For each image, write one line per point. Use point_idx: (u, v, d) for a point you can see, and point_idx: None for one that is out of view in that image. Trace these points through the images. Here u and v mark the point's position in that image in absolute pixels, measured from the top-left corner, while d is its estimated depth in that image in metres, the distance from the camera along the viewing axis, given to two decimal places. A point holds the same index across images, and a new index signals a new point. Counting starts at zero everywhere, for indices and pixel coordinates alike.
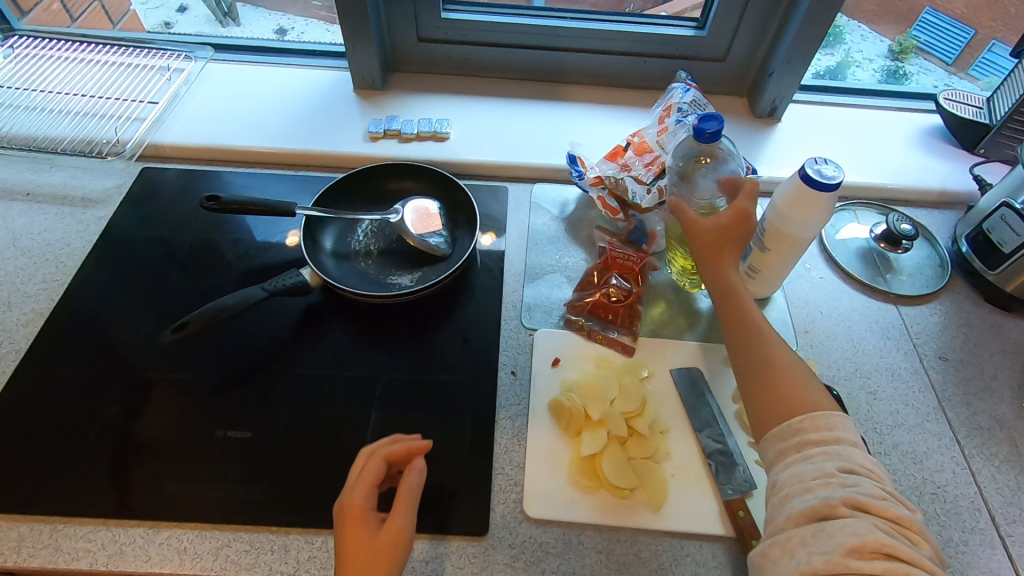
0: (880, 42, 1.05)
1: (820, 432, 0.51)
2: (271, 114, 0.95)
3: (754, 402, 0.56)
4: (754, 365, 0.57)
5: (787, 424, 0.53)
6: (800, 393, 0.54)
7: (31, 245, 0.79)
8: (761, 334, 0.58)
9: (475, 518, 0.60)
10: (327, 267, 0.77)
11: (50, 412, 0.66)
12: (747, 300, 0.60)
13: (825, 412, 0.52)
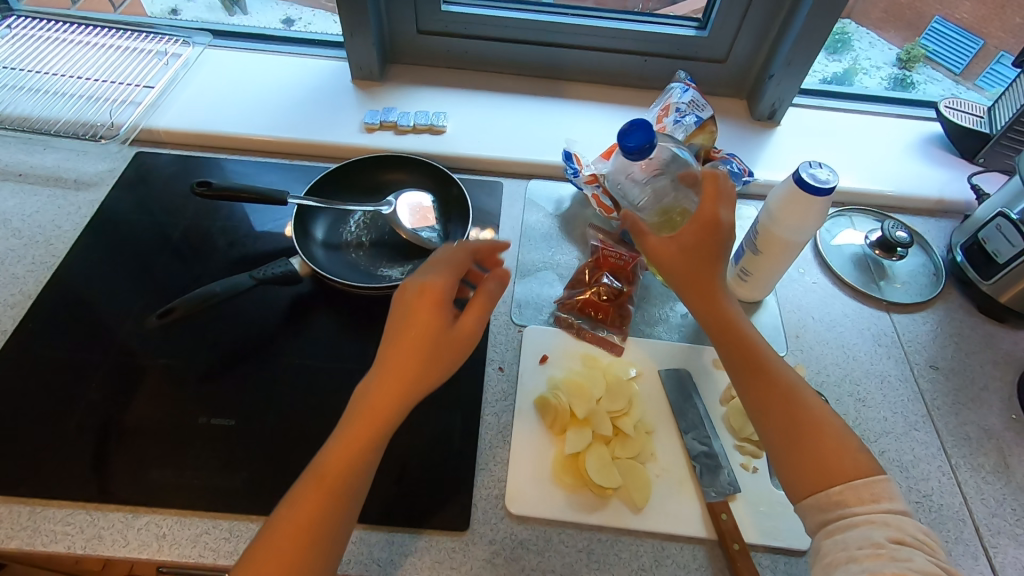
0: (888, 50, 1.05)
1: (866, 505, 0.48)
2: (268, 103, 0.94)
3: (786, 465, 0.52)
4: (779, 422, 0.53)
5: (825, 494, 0.50)
6: (833, 457, 0.51)
7: (21, 225, 0.78)
8: (778, 386, 0.54)
9: (456, 513, 0.60)
10: (318, 257, 0.77)
11: (33, 394, 0.65)
12: (750, 339, 0.56)
13: (866, 479, 0.49)
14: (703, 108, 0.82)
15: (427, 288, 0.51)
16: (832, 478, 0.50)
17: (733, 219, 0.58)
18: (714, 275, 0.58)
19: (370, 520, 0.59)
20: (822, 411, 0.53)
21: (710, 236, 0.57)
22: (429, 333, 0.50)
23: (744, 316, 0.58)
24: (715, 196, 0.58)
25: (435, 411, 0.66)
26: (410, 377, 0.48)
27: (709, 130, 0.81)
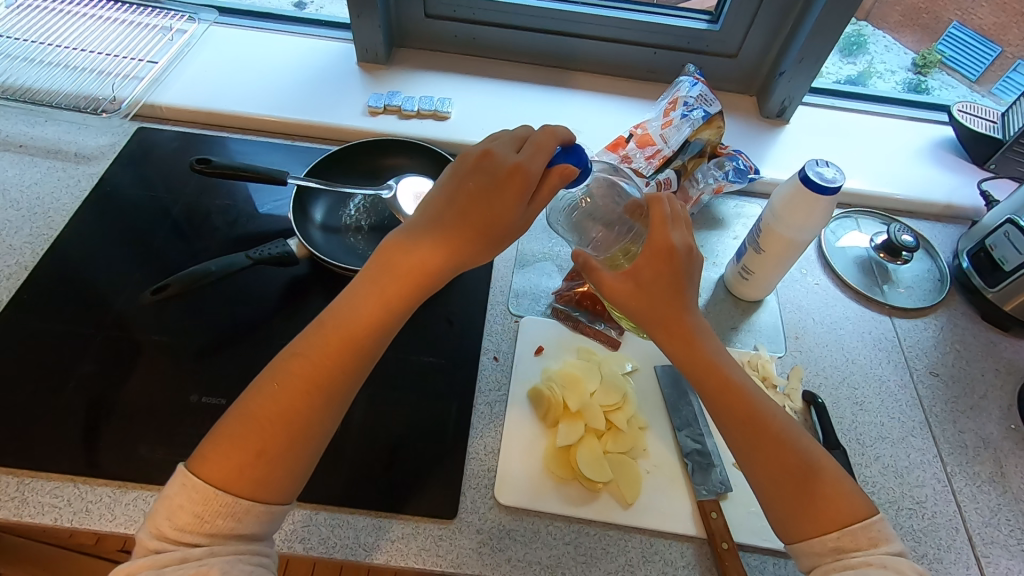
0: (903, 54, 1.03)
1: (864, 549, 0.49)
2: (271, 82, 0.93)
3: (785, 510, 0.51)
4: (776, 468, 0.52)
5: (824, 540, 0.49)
6: (828, 501, 0.50)
7: (19, 196, 0.78)
8: (767, 428, 0.53)
9: (444, 501, 0.59)
10: (316, 240, 0.76)
11: (25, 365, 0.65)
12: (729, 378, 0.54)
13: (863, 522, 0.50)
14: (711, 103, 0.80)
15: (519, 164, 0.52)
16: (829, 522, 0.50)
17: (685, 241, 0.56)
18: (679, 308, 0.55)
19: (358, 504, 0.58)
20: (806, 448, 0.53)
21: (667, 267, 0.55)
22: (492, 205, 0.52)
23: (722, 352, 0.55)
24: (660, 223, 0.56)
25: (427, 398, 0.66)
26: (450, 252, 0.53)
27: (716, 125, 0.81)
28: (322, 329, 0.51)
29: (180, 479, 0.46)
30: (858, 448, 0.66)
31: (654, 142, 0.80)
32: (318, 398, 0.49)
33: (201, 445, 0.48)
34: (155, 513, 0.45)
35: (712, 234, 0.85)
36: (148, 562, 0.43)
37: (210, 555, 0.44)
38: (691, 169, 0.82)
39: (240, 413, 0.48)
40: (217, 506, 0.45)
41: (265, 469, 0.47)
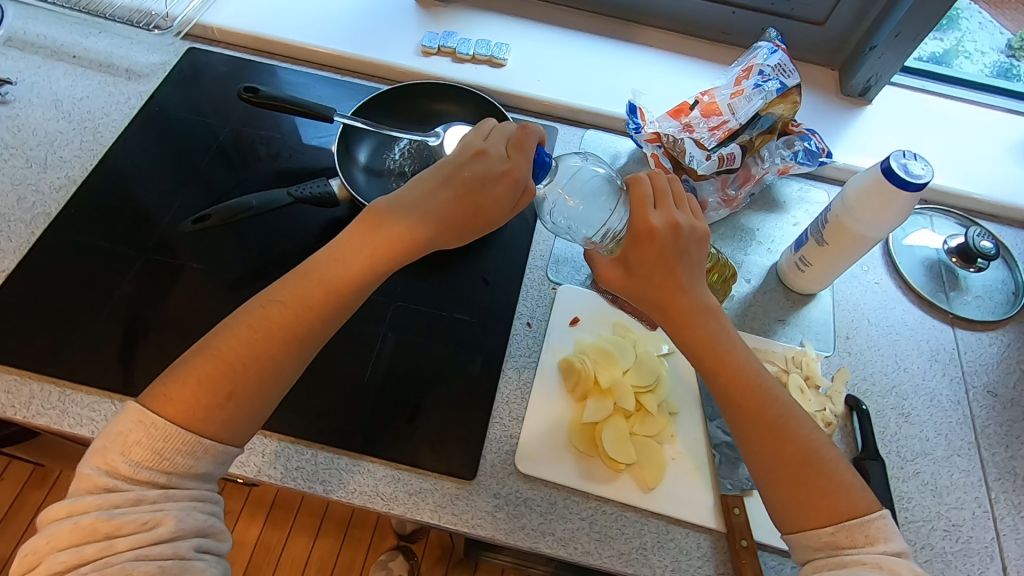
0: (998, 34, 0.95)
1: (859, 547, 0.47)
2: (325, 11, 0.89)
3: (782, 499, 0.50)
4: (770, 455, 0.50)
5: (818, 534, 0.48)
6: (831, 495, 0.49)
7: (72, 109, 0.77)
8: (765, 423, 0.51)
9: (465, 461, 0.59)
10: (358, 182, 0.74)
11: (69, 280, 0.66)
12: (732, 365, 0.52)
13: (859, 519, 0.48)
14: (789, 74, 0.74)
15: (510, 168, 0.53)
16: (825, 515, 0.48)
17: (671, 219, 0.53)
18: (675, 289, 0.53)
19: (379, 454, 0.59)
20: (806, 433, 0.51)
21: (652, 249, 0.52)
22: (482, 197, 0.53)
23: (724, 331, 0.53)
24: (641, 202, 0.54)
25: (455, 357, 0.65)
26: (440, 229, 0.53)
27: (791, 99, 0.74)
28: (302, 281, 0.51)
29: (137, 416, 0.47)
30: (897, 461, 0.63)
31: (720, 113, 0.75)
32: (293, 347, 0.50)
33: (162, 384, 0.48)
34: (105, 447, 0.46)
35: (770, 217, 0.80)
36: (98, 501, 0.44)
37: (168, 497, 0.45)
38: (758, 146, 0.76)
39: (208, 355, 0.49)
40: (179, 444, 0.46)
41: (233, 410, 0.48)
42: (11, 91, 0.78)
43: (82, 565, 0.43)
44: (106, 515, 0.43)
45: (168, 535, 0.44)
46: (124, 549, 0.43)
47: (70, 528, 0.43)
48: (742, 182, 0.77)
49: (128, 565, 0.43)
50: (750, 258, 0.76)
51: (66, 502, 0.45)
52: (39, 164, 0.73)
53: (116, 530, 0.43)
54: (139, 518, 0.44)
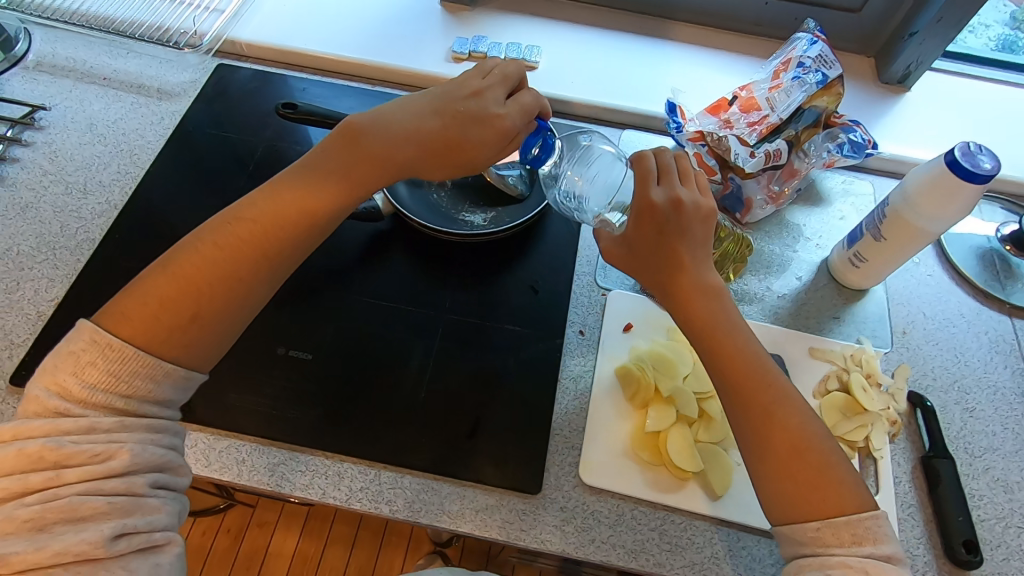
0: (1003, 7, 0.91)
1: (846, 547, 0.45)
2: (351, 21, 0.88)
3: (769, 484, 0.48)
4: (759, 435, 0.49)
5: (803, 528, 0.46)
6: (822, 489, 0.46)
7: (107, 132, 0.77)
8: (758, 404, 0.49)
9: (530, 476, 0.58)
10: (400, 195, 0.73)
11: None
12: (727, 345, 0.51)
13: (849, 517, 0.45)
14: (830, 66, 0.72)
15: (502, 113, 0.55)
16: (813, 510, 0.46)
17: (676, 194, 0.52)
18: (676, 265, 0.52)
19: (441, 472, 0.58)
20: (800, 422, 0.49)
21: (651, 227, 0.53)
22: (461, 131, 0.54)
23: (728, 311, 0.52)
24: (642, 178, 0.54)
25: (510, 371, 0.64)
26: (415, 157, 0.54)
27: (834, 92, 0.72)
28: (274, 199, 0.51)
29: (90, 335, 0.45)
30: (965, 458, 0.62)
31: (760, 107, 0.74)
32: (262, 266, 0.50)
33: (119, 302, 0.47)
34: (55, 367, 0.44)
35: (814, 212, 0.79)
36: (46, 427, 0.42)
37: (123, 426, 0.43)
38: (803, 140, 0.74)
39: (169, 271, 0.48)
40: (136, 366, 0.45)
41: (194, 334, 0.48)
42: (45, 117, 0.77)
43: (26, 495, 0.40)
44: (54, 443, 0.41)
45: (123, 468, 0.42)
46: (73, 481, 0.41)
47: (13, 454, 0.41)
48: (786, 177, 0.75)
49: (75, 499, 0.40)
50: (799, 254, 0.75)
51: (11, 425, 0.42)
52: (79, 189, 0.72)
53: (65, 459, 0.41)
54: (92, 448, 0.42)
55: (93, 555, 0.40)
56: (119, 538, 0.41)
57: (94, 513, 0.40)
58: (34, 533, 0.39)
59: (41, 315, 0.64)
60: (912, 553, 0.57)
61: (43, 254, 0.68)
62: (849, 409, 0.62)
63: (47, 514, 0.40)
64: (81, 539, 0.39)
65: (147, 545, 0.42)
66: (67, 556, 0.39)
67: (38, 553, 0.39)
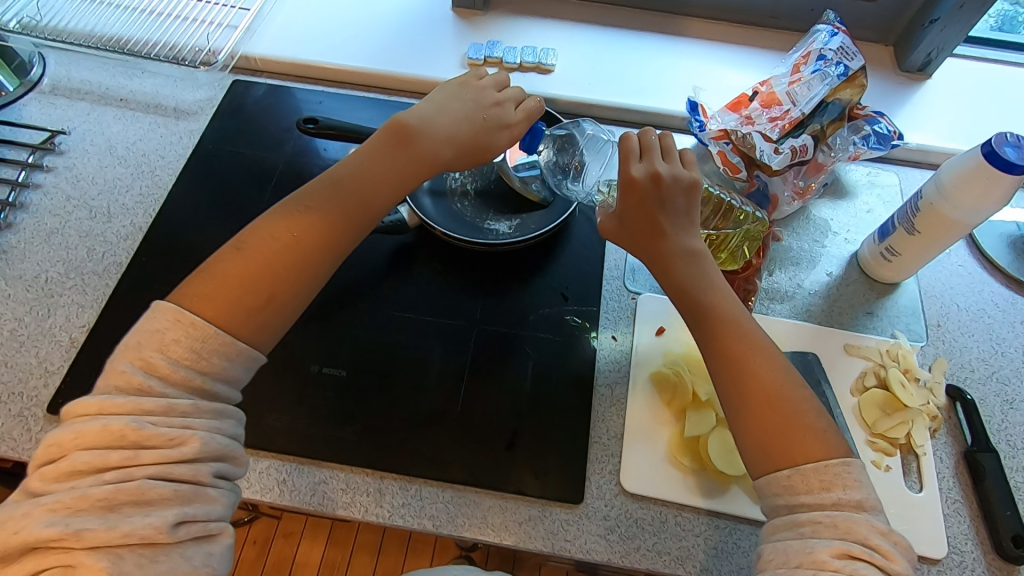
0: None
1: (814, 493, 0.45)
2: (363, 31, 0.88)
3: (741, 431, 0.49)
4: (732, 384, 0.51)
5: (774, 477, 0.47)
6: (792, 434, 0.47)
7: (127, 153, 0.77)
8: (733, 356, 0.51)
9: (572, 486, 0.58)
10: (425, 207, 0.73)
11: None
12: (704, 303, 0.54)
13: (815, 464, 0.46)
14: (853, 57, 0.71)
15: (517, 122, 0.63)
16: (786, 457, 0.47)
17: (659, 168, 0.57)
18: (658, 231, 0.56)
19: (482, 485, 0.58)
20: (773, 372, 0.50)
21: (634, 198, 0.56)
22: (486, 137, 0.61)
23: (709, 272, 0.55)
24: (626, 156, 0.58)
25: (542, 381, 0.64)
26: (451, 159, 0.59)
27: (857, 83, 0.72)
28: (334, 189, 0.53)
29: (174, 314, 0.45)
30: (1008, 450, 0.61)
31: (781, 103, 0.72)
32: (330, 252, 0.52)
33: (195, 284, 0.48)
34: (139, 343, 0.44)
35: (840, 206, 0.78)
36: (128, 405, 0.42)
37: (196, 410, 0.44)
38: (829, 134, 0.73)
39: (243, 255, 0.49)
40: (217, 344, 0.46)
41: (272, 314, 0.49)
42: (65, 141, 0.77)
43: (105, 472, 0.40)
44: (137, 423, 0.41)
45: (192, 456, 0.42)
46: (148, 463, 0.41)
47: (98, 429, 0.41)
48: (811, 172, 0.75)
49: (145, 483, 0.40)
50: (828, 248, 0.75)
51: (93, 398, 0.42)
52: (104, 213, 0.72)
53: (144, 440, 0.41)
54: (167, 432, 0.42)
55: (155, 540, 0.40)
56: (180, 526, 0.41)
57: (161, 499, 0.41)
58: (106, 512, 0.40)
59: (74, 341, 0.64)
60: (961, 550, 0.57)
61: (71, 281, 0.68)
62: (888, 405, 0.62)
63: (119, 496, 0.40)
64: (146, 523, 0.40)
65: (204, 534, 0.42)
66: (133, 539, 0.39)
67: (109, 532, 0.39)
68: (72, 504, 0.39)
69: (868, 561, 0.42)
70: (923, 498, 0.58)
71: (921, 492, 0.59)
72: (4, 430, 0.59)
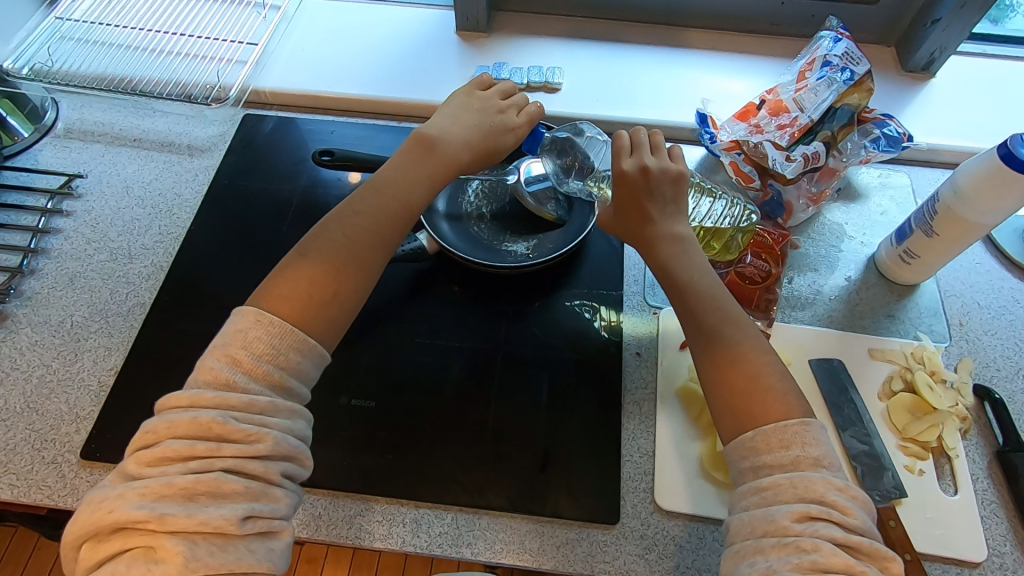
0: None
1: (775, 452, 0.47)
2: (369, 59, 0.89)
3: (717, 397, 0.52)
4: (712, 354, 0.53)
5: (742, 440, 0.49)
6: (753, 398, 0.50)
7: (143, 194, 0.77)
8: (712, 327, 0.54)
9: (607, 506, 0.58)
10: (444, 232, 0.73)
11: (175, 363, 0.66)
12: (687, 281, 0.57)
13: (776, 424, 0.48)
14: (859, 61, 0.71)
15: (520, 125, 0.66)
16: (748, 420, 0.49)
17: (648, 161, 0.60)
18: (647, 217, 0.59)
19: (516, 511, 0.58)
20: (747, 341, 0.53)
21: (625, 188, 0.59)
22: (495, 139, 0.64)
23: (693, 255, 0.58)
24: (617, 153, 0.61)
25: (567, 402, 0.64)
26: (470, 162, 0.63)
27: (865, 88, 0.71)
28: (377, 193, 0.57)
29: (255, 315, 0.48)
30: None
31: (789, 109, 0.73)
32: (380, 250, 0.55)
33: (272, 286, 0.51)
34: (225, 343, 0.47)
35: (853, 209, 0.78)
36: (217, 399, 0.44)
37: (273, 409, 0.45)
38: (839, 140, 0.73)
39: (311, 258, 0.52)
40: (294, 340, 0.49)
41: (336, 310, 0.52)
42: (82, 184, 0.78)
43: (190, 460, 0.42)
44: (224, 417, 0.43)
45: (266, 452, 0.44)
46: (229, 456, 0.42)
47: (189, 420, 0.43)
48: (823, 177, 0.74)
49: (221, 477, 0.42)
50: (846, 250, 0.75)
51: (187, 391, 0.45)
52: (124, 254, 0.73)
53: (227, 434, 0.43)
54: (247, 428, 0.43)
55: (227, 530, 0.41)
56: (247, 520, 0.42)
57: (234, 493, 0.42)
58: (187, 501, 0.41)
59: (103, 385, 0.64)
60: (1000, 552, 0.57)
61: (96, 323, 0.68)
62: (918, 408, 0.62)
63: (198, 486, 0.41)
64: (219, 514, 0.41)
65: (267, 530, 0.43)
66: (206, 527, 0.40)
67: (188, 519, 0.40)
68: (158, 490, 0.41)
69: (828, 519, 0.43)
70: (958, 501, 0.58)
71: (955, 495, 0.59)
72: (39, 477, 0.59)
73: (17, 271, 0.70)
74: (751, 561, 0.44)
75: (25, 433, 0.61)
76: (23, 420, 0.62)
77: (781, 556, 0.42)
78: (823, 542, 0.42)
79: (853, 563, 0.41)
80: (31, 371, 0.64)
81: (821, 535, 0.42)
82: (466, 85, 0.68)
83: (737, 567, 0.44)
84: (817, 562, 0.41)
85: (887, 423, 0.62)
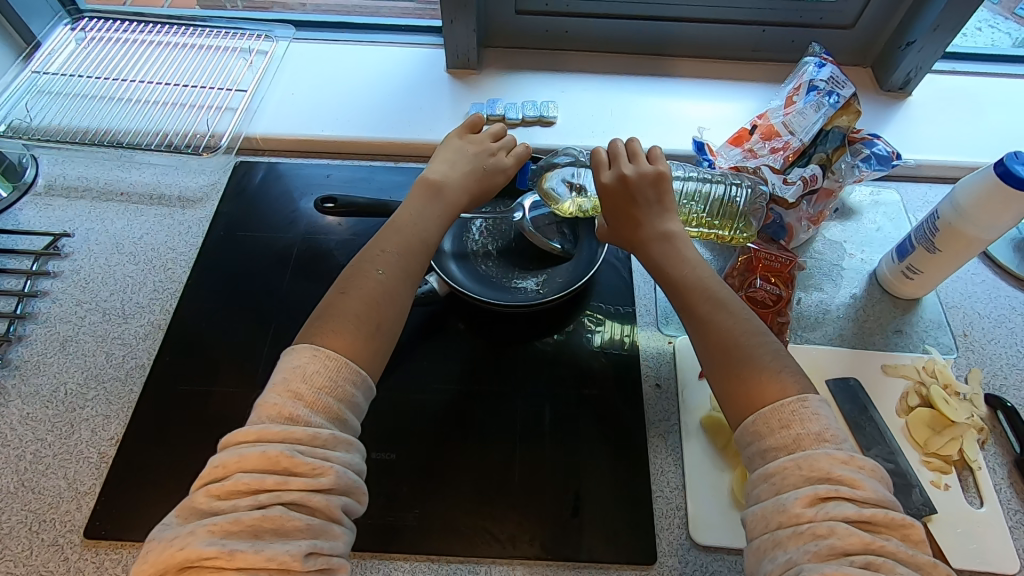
0: None
1: (776, 434, 0.46)
2: (361, 100, 0.88)
3: (717, 391, 0.51)
4: (708, 349, 0.53)
5: (745, 427, 0.48)
6: (750, 382, 0.49)
7: (135, 249, 0.75)
8: (704, 320, 0.54)
9: (644, 544, 0.57)
10: (452, 273, 0.72)
11: (188, 418, 0.63)
12: (683, 279, 0.57)
13: (772, 405, 0.47)
14: (844, 85, 0.72)
15: (512, 164, 0.66)
16: (748, 406, 0.49)
17: (626, 168, 0.62)
18: (636, 222, 0.61)
19: (552, 556, 0.56)
20: (736, 325, 0.52)
21: (612, 198, 0.61)
22: (488, 181, 0.64)
23: (687, 253, 0.59)
24: (597, 168, 0.63)
25: (590, 441, 0.63)
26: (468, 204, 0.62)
27: (853, 110, 0.71)
28: (395, 229, 0.56)
29: (311, 351, 0.47)
30: None
31: (779, 133, 0.74)
32: (408, 279, 0.54)
33: (321, 322, 0.49)
34: (284, 379, 0.45)
35: (849, 227, 0.81)
36: (283, 432, 0.42)
37: (334, 442, 0.43)
38: (834, 161, 0.73)
39: (351, 294, 0.51)
40: (348, 372, 0.47)
41: (381, 340, 0.51)
42: (69, 244, 0.75)
43: (260, 494, 0.40)
44: (291, 450, 0.41)
45: (329, 486, 0.41)
46: (296, 489, 0.40)
47: (257, 454, 0.41)
48: (824, 198, 0.75)
49: (285, 513, 0.40)
50: (849, 269, 0.77)
51: (252, 427, 0.42)
52: (119, 314, 0.70)
53: (293, 467, 0.41)
54: (311, 461, 0.41)
55: (290, 567, 0.38)
56: (309, 557, 0.40)
57: (296, 530, 0.40)
58: (253, 537, 0.39)
59: (105, 456, 0.61)
60: None
61: (94, 390, 0.65)
62: (937, 422, 0.63)
63: (264, 522, 0.39)
64: (284, 550, 0.39)
65: (326, 567, 0.41)
66: (272, 564, 0.38)
67: (256, 555, 0.38)
68: (226, 527, 0.39)
69: (839, 497, 0.42)
70: (985, 513, 0.59)
71: (982, 507, 0.59)
72: (39, 562, 0.54)
73: (5, 339, 0.66)
74: (772, 555, 0.42)
75: (23, 514, 0.57)
76: (20, 500, 0.57)
77: (800, 545, 0.41)
78: (837, 524, 0.40)
79: (871, 541, 0.40)
80: (24, 446, 0.61)
81: (834, 516, 0.41)
82: (456, 128, 0.68)
83: (761, 564, 0.43)
84: (835, 546, 0.40)
85: (908, 440, 0.62)
